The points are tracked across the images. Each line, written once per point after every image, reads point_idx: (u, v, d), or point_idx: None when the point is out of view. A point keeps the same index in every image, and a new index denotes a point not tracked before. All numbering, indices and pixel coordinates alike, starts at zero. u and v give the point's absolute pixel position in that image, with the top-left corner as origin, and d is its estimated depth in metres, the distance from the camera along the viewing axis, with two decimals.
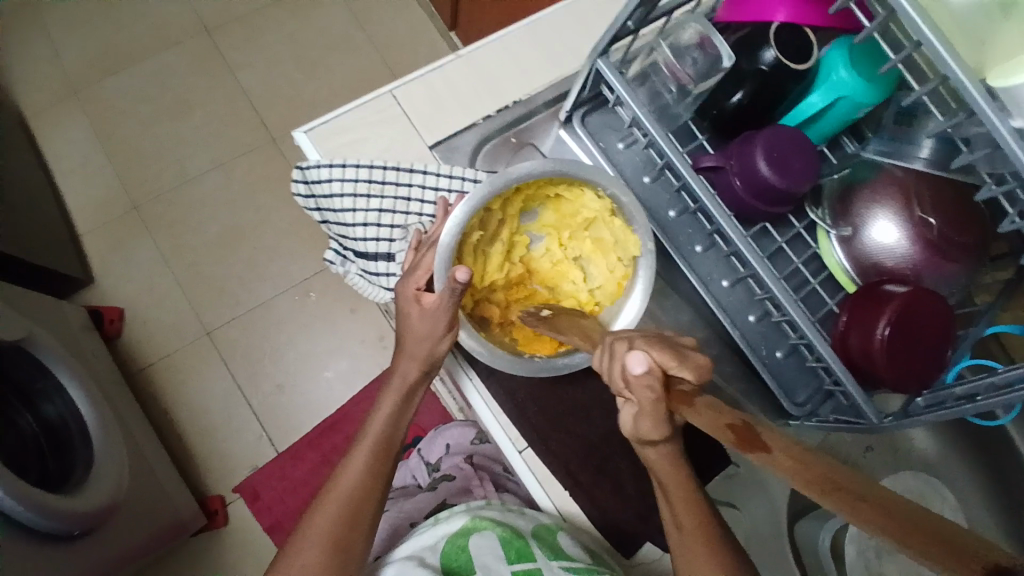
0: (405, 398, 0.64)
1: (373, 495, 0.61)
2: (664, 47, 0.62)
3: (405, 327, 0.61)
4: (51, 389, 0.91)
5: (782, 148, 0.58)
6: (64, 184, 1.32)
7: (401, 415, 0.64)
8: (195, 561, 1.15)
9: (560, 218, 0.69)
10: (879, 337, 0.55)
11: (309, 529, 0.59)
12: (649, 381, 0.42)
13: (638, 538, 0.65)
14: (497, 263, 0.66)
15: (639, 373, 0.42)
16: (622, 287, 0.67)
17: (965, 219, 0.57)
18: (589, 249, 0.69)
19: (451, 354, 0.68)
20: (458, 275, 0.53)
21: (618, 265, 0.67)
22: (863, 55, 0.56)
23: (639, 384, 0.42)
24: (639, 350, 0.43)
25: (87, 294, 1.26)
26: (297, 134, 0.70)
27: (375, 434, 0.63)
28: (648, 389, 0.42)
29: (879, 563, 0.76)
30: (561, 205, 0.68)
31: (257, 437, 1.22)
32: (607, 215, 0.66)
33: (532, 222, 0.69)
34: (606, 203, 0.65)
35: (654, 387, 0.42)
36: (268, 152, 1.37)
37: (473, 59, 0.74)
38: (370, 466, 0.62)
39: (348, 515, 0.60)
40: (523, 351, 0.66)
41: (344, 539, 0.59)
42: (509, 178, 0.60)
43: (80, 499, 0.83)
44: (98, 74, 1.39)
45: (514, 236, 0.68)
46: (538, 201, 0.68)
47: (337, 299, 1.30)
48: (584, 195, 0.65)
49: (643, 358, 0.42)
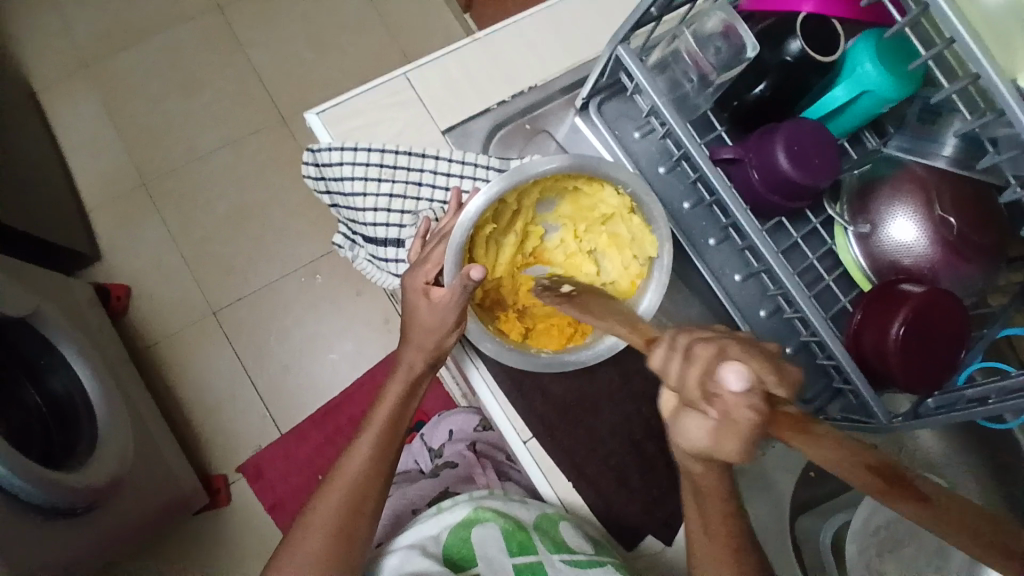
0: (410, 386, 0.64)
1: (378, 482, 0.61)
2: (687, 35, 0.61)
3: (413, 315, 0.61)
4: (56, 365, 0.91)
5: (802, 142, 0.58)
6: (72, 158, 1.32)
7: (406, 404, 0.64)
8: (198, 539, 1.16)
9: (577, 211, 0.68)
10: (894, 336, 0.55)
11: (313, 515, 0.59)
12: (752, 401, 0.36)
13: (641, 531, 0.65)
14: (510, 253, 0.66)
15: (739, 390, 0.36)
16: (636, 285, 0.67)
17: (984, 218, 0.56)
18: (605, 244, 0.69)
19: (460, 342, 0.68)
20: (471, 272, 0.55)
21: (633, 262, 0.67)
22: (891, 49, 0.54)
23: (738, 404, 0.36)
24: (737, 362, 0.36)
25: (94, 270, 1.26)
26: (309, 115, 0.69)
27: (379, 420, 0.63)
28: (749, 408, 0.36)
29: (880, 562, 0.73)
30: (579, 199, 0.67)
31: (261, 418, 1.22)
32: (625, 211, 0.65)
33: (549, 212, 0.69)
34: (625, 201, 0.64)
35: (756, 406, 0.36)
36: (277, 131, 1.36)
37: (489, 42, 0.73)
38: (375, 452, 0.62)
39: (351, 503, 0.60)
40: (530, 344, 0.66)
41: (347, 527, 0.59)
42: (525, 173, 0.59)
43: (85, 476, 0.83)
44: (108, 48, 1.38)
45: (528, 226, 0.68)
46: (556, 193, 0.67)
47: (343, 282, 1.30)
48: (603, 190, 0.65)
49: (744, 373, 0.36)
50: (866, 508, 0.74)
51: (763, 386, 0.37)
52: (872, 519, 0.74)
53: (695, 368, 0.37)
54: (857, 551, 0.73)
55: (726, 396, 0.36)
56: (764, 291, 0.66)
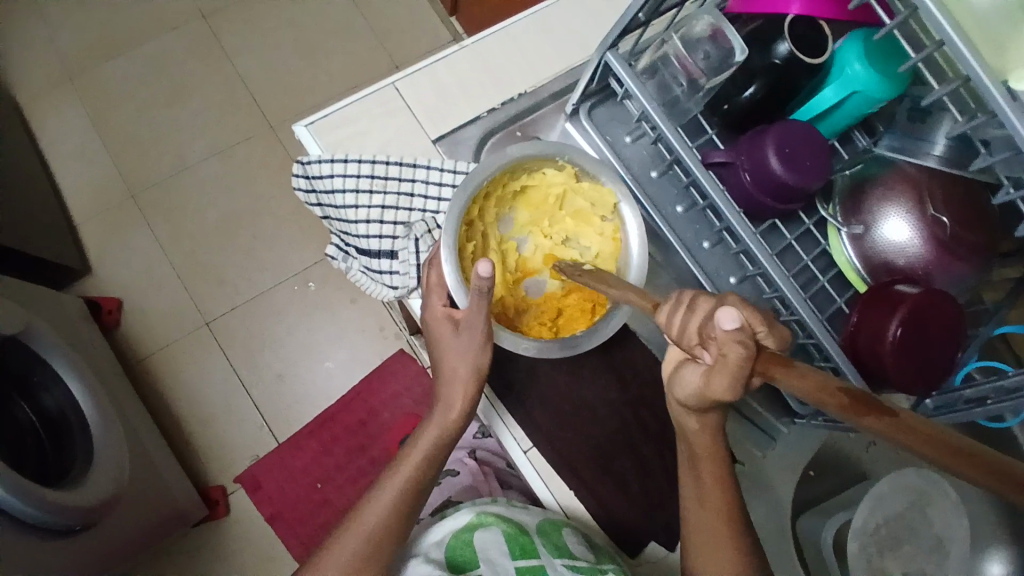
0: (442, 440, 0.63)
1: (397, 531, 0.61)
2: (675, 40, 0.60)
3: (441, 345, 0.60)
4: (49, 381, 0.90)
5: (793, 144, 0.58)
6: (60, 172, 1.30)
7: (436, 457, 0.63)
8: (196, 553, 1.15)
9: (534, 211, 0.68)
10: (892, 337, 0.54)
11: (330, 554, 0.59)
12: (741, 339, 0.36)
13: (643, 537, 0.65)
14: (499, 274, 0.66)
15: (730, 328, 0.37)
16: (618, 241, 0.66)
17: (974, 216, 0.56)
18: (573, 226, 0.69)
19: (485, 398, 0.67)
20: (480, 269, 0.52)
21: (605, 225, 0.67)
22: (880, 50, 0.54)
23: (726, 341, 0.37)
24: (730, 306, 0.38)
25: (85, 284, 1.25)
26: (297, 128, 0.68)
27: (407, 470, 0.62)
28: (738, 345, 0.36)
29: (881, 558, 0.72)
30: (529, 197, 0.67)
31: (257, 427, 1.22)
32: (574, 181, 0.65)
33: (511, 228, 0.69)
34: (567, 171, 0.65)
35: (745, 342, 0.36)
36: (266, 139, 1.35)
37: (478, 48, 0.72)
38: (397, 503, 0.61)
39: (366, 549, 0.59)
40: (564, 331, 0.67)
41: (359, 572, 0.58)
42: (476, 179, 0.60)
43: (81, 494, 0.83)
44: (94, 59, 1.36)
45: (500, 244, 0.68)
46: (508, 205, 0.67)
47: (336, 289, 1.29)
48: (545, 175, 0.66)
49: (737, 314, 0.37)
50: (869, 503, 0.73)
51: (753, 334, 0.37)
52: (872, 517, 0.73)
53: (697, 318, 0.39)
54: (858, 548, 0.72)
55: (717, 334, 0.38)
56: (759, 293, 0.66)
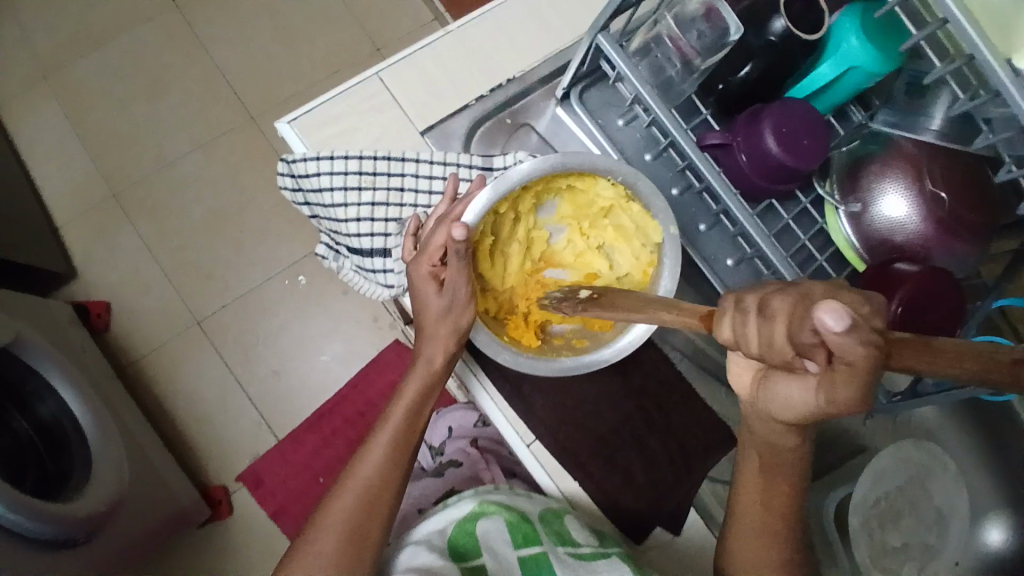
0: (428, 384, 0.62)
1: (394, 479, 0.60)
2: (669, 18, 0.60)
3: (422, 303, 0.60)
4: (42, 391, 0.89)
5: (790, 125, 0.57)
6: (38, 173, 1.27)
7: (421, 404, 0.62)
8: (202, 550, 1.15)
9: (577, 209, 0.67)
10: (892, 316, 0.54)
11: (329, 512, 0.58)
12: (866, 338, 0.28)
13: (650, 523, 0.65)
14: (516, 261, 0.66)
15: (845, 333, 0.28)
16: (648, 275, 0.65)
17: (977, 195, 0.55)
18: (612, 237, 0.68)
19: (461, 359, 0.67)
20: (454, 233, 0.54)
21: (643, 251, 0.66)
22: (878, 25, 0.52)
23: (844, 348, 0.29)
24: (831, 300, 0.29)
25: (71, 288, 1.23)
26: (281, 125, 0.66)
27: (397, 418, 0.62)
28: (862, 346, 0.28)
29: (882, 533, 0.73)
30: (576, 197, 0.65)
31: (255, 425, 1.21)
32: (623, 201, 0.63)
33: (550, 215, 0.67)
34: (621, 191, 0.62)
35: (871, 339, 0.28)
36: (247, 132, 1.32)
37: (463, 35, 0.70)
38: (388, 453, 0.60)
39: (366, 502, 0.58)
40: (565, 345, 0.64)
41: (360, 527, 0.58)
42: (510, 181, 0.57)
43: (80, 504, 0.82)
44: (66, 56, 1.32)
45: (532, 233, 0.67)
46: (552, 194, 0.65)
47: (328, 282, 1.28)
48: (597, 185, 0.63)
49: (842, 308, 0.29)
50: (868, 483, 0.73)
51: (866, 321, 0.29)
52: (872, 493, 0.73)
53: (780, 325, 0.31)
54: (860, 523, 0.73)
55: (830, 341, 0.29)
56: (757, 275, 0.65)
